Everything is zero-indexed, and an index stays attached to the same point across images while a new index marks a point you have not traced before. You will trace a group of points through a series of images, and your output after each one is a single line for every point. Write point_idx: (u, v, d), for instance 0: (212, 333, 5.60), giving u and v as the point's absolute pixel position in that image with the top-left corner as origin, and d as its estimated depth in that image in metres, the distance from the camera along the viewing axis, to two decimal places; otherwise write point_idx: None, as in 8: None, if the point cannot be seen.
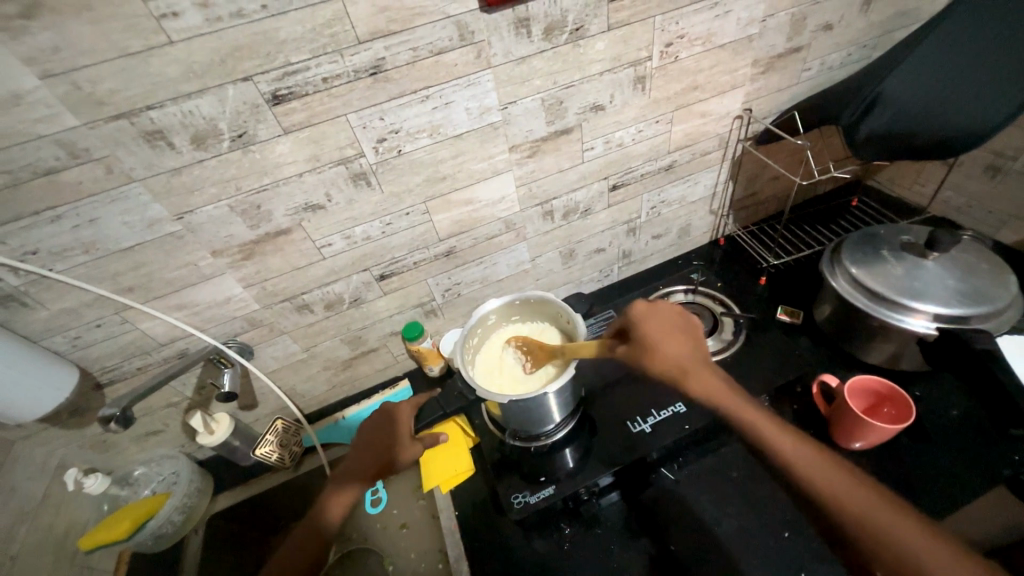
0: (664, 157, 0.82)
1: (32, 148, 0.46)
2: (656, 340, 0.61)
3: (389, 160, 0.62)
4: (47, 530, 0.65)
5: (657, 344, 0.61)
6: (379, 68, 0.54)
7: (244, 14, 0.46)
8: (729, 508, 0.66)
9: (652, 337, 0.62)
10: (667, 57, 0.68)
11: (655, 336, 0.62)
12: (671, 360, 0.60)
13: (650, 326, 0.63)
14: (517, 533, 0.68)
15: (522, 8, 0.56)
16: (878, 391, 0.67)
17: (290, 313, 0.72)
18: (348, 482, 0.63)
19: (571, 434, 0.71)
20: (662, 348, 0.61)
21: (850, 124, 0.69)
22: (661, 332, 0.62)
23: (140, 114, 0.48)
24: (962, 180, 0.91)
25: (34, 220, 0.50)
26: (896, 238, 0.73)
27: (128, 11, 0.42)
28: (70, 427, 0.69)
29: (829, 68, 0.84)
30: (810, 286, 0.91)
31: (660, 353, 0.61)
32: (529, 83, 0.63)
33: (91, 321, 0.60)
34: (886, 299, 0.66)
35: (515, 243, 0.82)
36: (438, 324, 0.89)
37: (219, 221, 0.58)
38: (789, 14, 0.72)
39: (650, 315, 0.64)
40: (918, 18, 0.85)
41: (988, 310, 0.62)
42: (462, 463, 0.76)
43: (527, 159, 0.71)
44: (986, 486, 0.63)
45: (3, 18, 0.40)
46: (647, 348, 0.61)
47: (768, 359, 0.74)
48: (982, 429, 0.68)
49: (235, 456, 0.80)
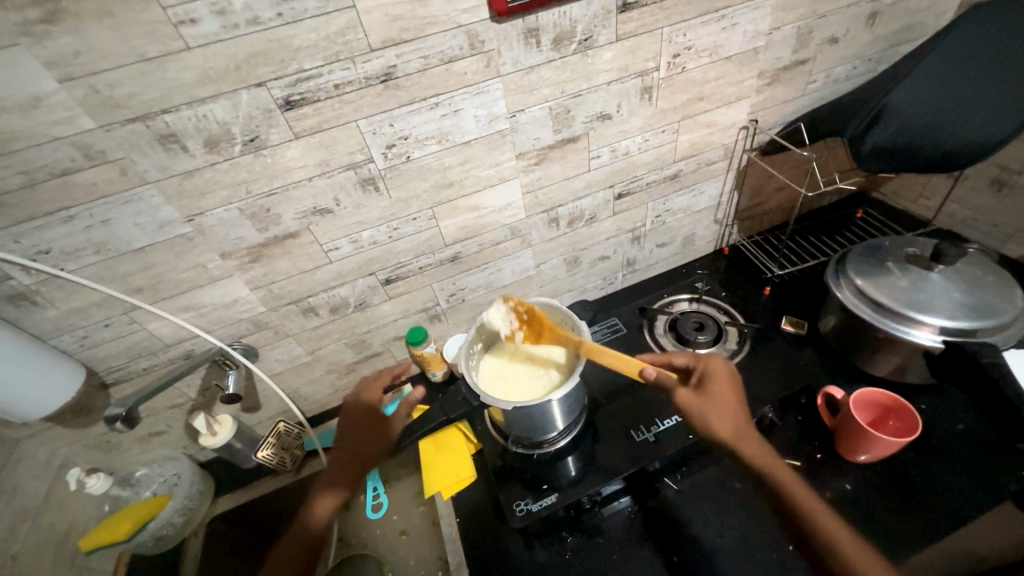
0: (669, 166, 0.83)
1: (49, 149, 0.47)
2: (723, 401, 0.59)
3: (397, 166, 0.62)
4: (49, 529, 0.65)
5: (721, 405, 0.59)
6: (390, 75, 0.54)
7: (260, 22, 0.46)
8: (733, 519, 0.66)
9: (721, 397, 0.59)
10: (674, 67, 0.69)
11: (723, 396, 0.60)
12: (728, 423, 0.58)
13: (717, 383, 0.61)
14: (518, 541, 0.68)
15: (532, 18, 0.57)
16: (885, 403, 0.67)
17: (296, 316, 0.72)
18: (326, 491, 0.62)
19: (574, 441, 0.71)
20: (726, 410, 0.59)
21: (855, 137, 0.69)
22: (724, 393, 0.60)
23: (155, 117, 0.49)
24: (968, 194, 0.91)
25: (47, 220, 0.51)
26: (901, 250, 0.73)
27: (147, 18, 0.43)
28: (74, 427, 0.69)
29: (835, 81, 0.84)
30: (815, 297, 0.90)
31: (718, 414, 0.58)
32: (537, 92, 0.63)
33: (99, 320, 0.61)
34: (892, 311, 0.66)
35: (520, 249, 0.83)
36: (442, 329, 0.89)
37: (229, 224, 0.59)
38: (795, 27, 0.73)
39: (719, 373, 0.62)
40: (924, 33, 0.85)
41: (995, 323, 0.62)
42: (463, 470, 0.76)
43: (534, 167, 0.72)
44: (993, 501, 0.62)
45: (26, 22, 0.41)
46: (713, 406, 0.59)
47: (772, 369, 0.74)
48: (989, 443, 0.68)
49: (236, 458, 0.80)
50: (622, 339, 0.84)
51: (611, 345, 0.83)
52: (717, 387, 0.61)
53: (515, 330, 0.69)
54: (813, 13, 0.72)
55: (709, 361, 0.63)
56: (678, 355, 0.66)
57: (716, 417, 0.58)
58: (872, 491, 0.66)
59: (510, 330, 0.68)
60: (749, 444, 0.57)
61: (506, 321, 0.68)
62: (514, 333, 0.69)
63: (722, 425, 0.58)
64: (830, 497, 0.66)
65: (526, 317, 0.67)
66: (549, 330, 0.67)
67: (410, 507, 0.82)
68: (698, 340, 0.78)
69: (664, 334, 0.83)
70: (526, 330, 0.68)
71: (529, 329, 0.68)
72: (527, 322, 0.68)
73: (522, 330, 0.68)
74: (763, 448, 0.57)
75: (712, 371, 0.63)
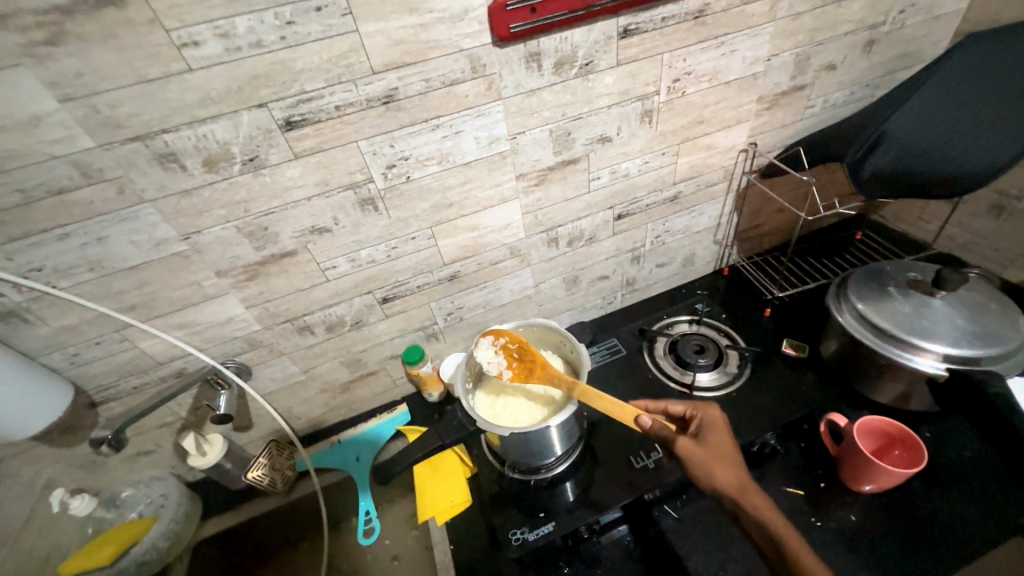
0: (669, 188, 0.83)
1: (47, 168, 0.47)
2: (725, 452, 0.55)
3: (397, 186, 0.62)
4: (29, 553, 0.66)
5: (722, 455, 0.55)
6: (392, 97, 0.55)
7: (263, 45, 0.47)
8: (735, 550, 0.64)
9: (722, 449, 0.55)
10: (675, 92, 0.70)
11: (723, 449, 0.55)
12: (732, 476, 0.53)
13: (715, 433, 0.57)
14: (513, 571, 0.66)
15: (534, 43, 0.57)
16: (889, 433, 0.66)
17: (291, 334, 0.71)
18: None
19: (572, 467, 0.69)
20: (729, 461, 0.54)
21: (855, 162, 0.68)
22: (723, 443, 0.56)
23: (155, 137, 0.48)
24: (968, 218, 0.91)
25: (41, 238, 0.51)
26: (902, 274, 0.73)
27: (151, 40, 0.43)
28: (60, 446, 0.67)
29: (833, 106, 0.85)
30: (816, 320, 0.90)
31: (720, 464, 0.54)
32: (538, 114, 0.64)
33: (90, 338, 0.60)
34: (895, 338, 0.65)
35: (519, 268, 0.82)
36: (440, 348, 0.88)
37: (226, 242, 0.59)
38: (793, 54, 0.74)
39: (716, 422, 0.59)
40: (920, 60, 0.87)
41: (998, 351, 0.61)
42: (459, 495, 0.74)
43: (534, 188, 0.72)
44: (1003, 536, 0.61)
45: (29, 44, 0.41)
46: (714, 457, 0.54)
47: (773, 394, 0.73)
48: (994, 473, 0.67)
49: (226, 479, 0.78)
50: (621, 360, 0.83)
51: (610, 366, 0.82)
52: (719, 434, 0.57)
53: (503, 369, 0.65)
54: (811, 41, 0.73)
55: (708, 409, 0.60)
56: (675, 403, 0.63)
57: (719, 467, 0.53)
58: (878, 523, 0.64)
59: (497, 369, 0.65)
60: (754, 500, 0.52)
61: (492, 360, 0.65)
62: (502, 372, 0.65)
63: (725, 477, 0.53)
64: (835, 527, 0.64)
65: (516, 354, 0.66)
66: (540, 368, 0.64)
67: (403, 531, 0.80)
68: (699, 364, 0.77)
69: (664, 357, 0.82)
70: (515, 369, 0.66)
71: (518, 368, 0.65)
72: (516, 358, 0.66)
73: (512, 367, 0.65)
74: (769, 507, 0.51)
75: (710, 420, 0.59)
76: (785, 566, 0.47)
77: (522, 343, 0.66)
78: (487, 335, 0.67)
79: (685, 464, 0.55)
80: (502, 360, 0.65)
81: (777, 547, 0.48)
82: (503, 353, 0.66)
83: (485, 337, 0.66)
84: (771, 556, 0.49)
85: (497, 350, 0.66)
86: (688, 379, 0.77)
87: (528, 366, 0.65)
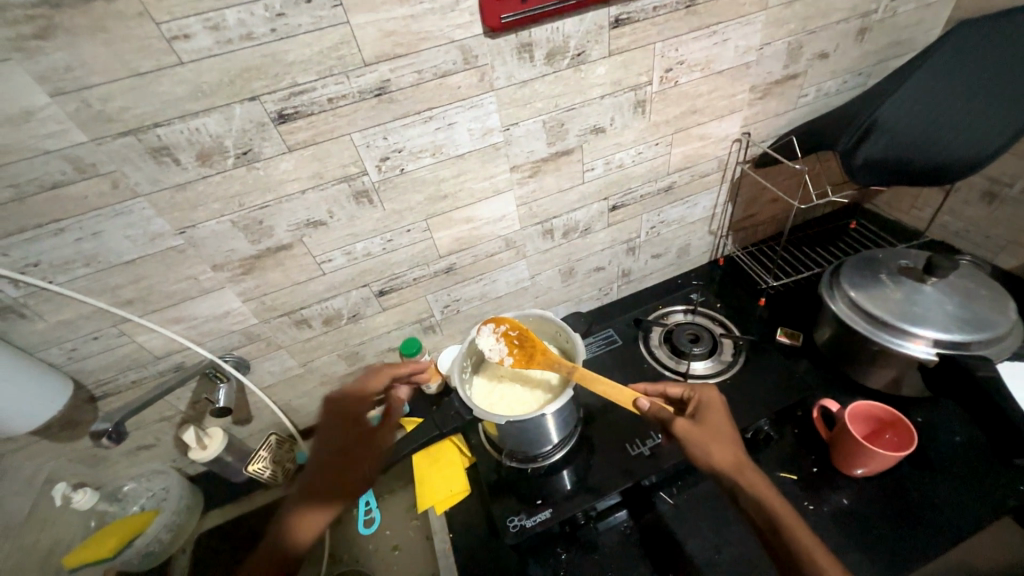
0: (663, 178, 0.83)
1: (40, 162, 0.47)
2: (722, 432, 0.56)
3: (391, 178, 0.62)
4: (31, 547, 0.66)
5: (719, 434, 0.56)
6: (384, 90, 0.55)
7: (254, 38, 0.47)
8: (730, 534, 0.65)
9: (719, 428, 0.57)
10: (667, 81, 0.70)
11: (720, 428, 0.57)
12: (728, 454, 0.54)
13: (713, 413, 0.58)
14: (512, 557, 0.67)
15: (526, 34, 0.57)
16: (882, 417, 0.66)
17: (288, 328, 0.72)
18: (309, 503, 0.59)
19: (568, 456, 0.70)
20: (725, 441, 0.56)
21: (847, 151, 0.67)
22: (721, 422, 0.58)
23: (147, 131, 0.49)
24: (960, 205, 0.92)
25: (36, 233, 0.51)
26: (894, 262, 0.73)
27: (141, 33, 0.43)
28: (60, 440, 0.67)
29: (826, 94, 0.85)
30: (810, 308, 0.91)
31: (716, 443, 0.55)
32: (531, 105, 0.64)
33: (88, 333, 0.60)
34: (886, 323, 0.66)
35: (515, 260, 0.83)
36: (437, 340, 0.88)
37: (222, 236, 0.59)
38: (785, 42, 0.74)
39: (714, 403, 0.60)
40: (913, 48, 0.87)
41: (988, 335, 0.62)
42: (458, 485, 0.75)
43: (528, 179, 0.72)
44: (992, 516, 0.62)
45: (18, 37, 0.41)
46: (711, 436, 0.56)
47: (767, 381, 0.74)
48: (984, 456, 0.68)
49: (226, 472, 0.79)
50: (617, 350, 0.84)
51: (606, 357, 0.83)
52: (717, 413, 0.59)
53: (504, 356, 0.66)
54: (804, 29, 0.73)
55: (707, 391, 0.61)
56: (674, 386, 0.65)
57: (715, 445, 0.55)
58: (871, 507, 0.65)
59: (498, 355, 0.66)
60: (750, 477, 0.53)
61: (493, 346, 0.66)
62: (503, 359, 0.66)
63: (722, 455, 0.54)
64: (827, 510, 0.65)
65: (517, 340, 0.66)
66: (541, 354, 0.65)
67: (403, 520, 0.80)
68: (694, 352, 0.78)
69: (659, 346, 0.82)
70: (516, 355, 0.66)
71: (519, 355, 0.66)
72: (517, 345, 0.66)
73: (513, 354, 0.66)
74: (765, 484, 0.53)
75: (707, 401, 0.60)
76: (778, 539, 0.49)
77: (523, 330, 0.66)
78: (488, 322, 0.67)
79: (681, 442, 0.57)
80: (503, 347, 0.66)
81: (771, 522, 0.50)
82: (504, 340, 0.66)
83: (485, 325, 0.66)
84: (766, 531, 0.51)
85: (498, 337, 0.66)
86: (682, 368, 0.78)
87: (528, 353, 0.65)
